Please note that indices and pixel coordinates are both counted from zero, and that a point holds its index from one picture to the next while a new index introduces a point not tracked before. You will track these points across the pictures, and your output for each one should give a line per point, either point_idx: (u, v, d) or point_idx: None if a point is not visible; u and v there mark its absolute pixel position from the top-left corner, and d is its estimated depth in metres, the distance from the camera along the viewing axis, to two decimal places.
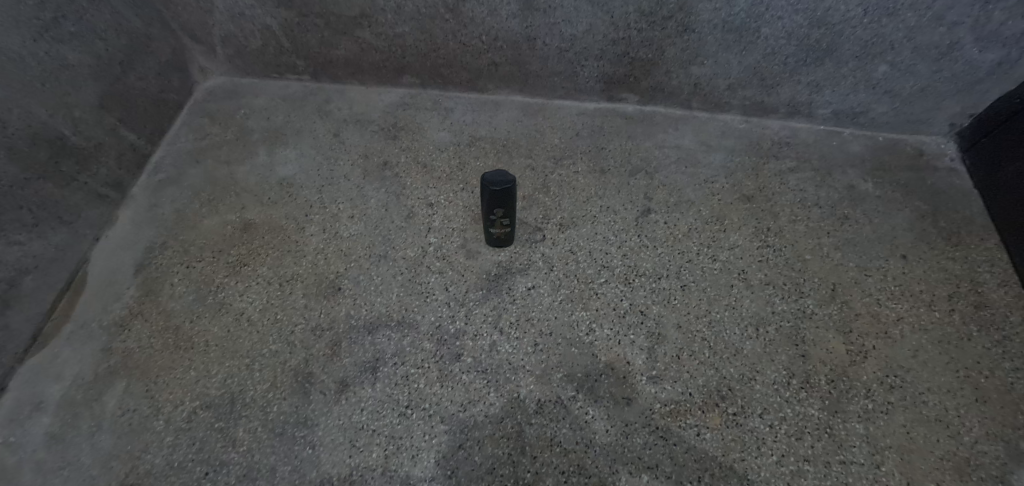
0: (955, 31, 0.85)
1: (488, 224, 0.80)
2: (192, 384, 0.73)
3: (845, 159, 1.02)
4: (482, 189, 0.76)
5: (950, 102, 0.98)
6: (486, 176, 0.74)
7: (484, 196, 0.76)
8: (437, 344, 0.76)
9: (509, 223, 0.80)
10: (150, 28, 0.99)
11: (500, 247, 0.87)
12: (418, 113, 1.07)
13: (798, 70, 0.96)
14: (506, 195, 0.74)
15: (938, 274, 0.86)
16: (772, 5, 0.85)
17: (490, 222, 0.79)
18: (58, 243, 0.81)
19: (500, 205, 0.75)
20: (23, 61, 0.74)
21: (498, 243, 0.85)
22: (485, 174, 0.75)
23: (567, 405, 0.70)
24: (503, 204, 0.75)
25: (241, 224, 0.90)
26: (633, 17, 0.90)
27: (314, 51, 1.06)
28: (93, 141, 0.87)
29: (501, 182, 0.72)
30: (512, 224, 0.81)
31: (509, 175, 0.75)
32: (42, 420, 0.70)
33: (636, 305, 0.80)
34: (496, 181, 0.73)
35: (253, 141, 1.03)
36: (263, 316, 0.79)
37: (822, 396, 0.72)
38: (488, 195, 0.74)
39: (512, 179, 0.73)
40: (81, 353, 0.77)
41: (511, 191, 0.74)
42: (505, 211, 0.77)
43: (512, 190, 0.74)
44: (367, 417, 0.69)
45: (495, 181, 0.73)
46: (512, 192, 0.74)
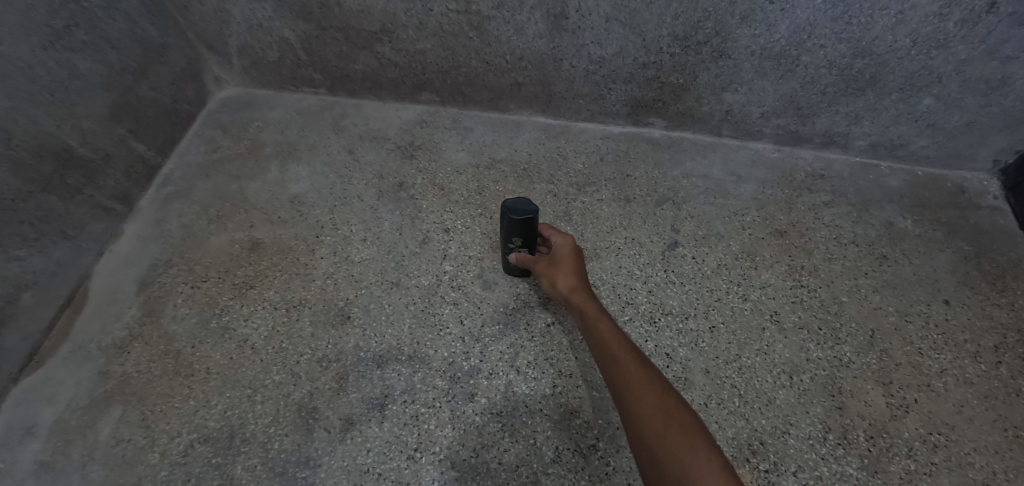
0: (1008, 66, 0.81)
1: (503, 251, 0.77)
2: (190, 415, 0.69)
3: (883, 194, 0.97)
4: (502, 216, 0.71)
5: (997, 137, 0.93)
6: (507, 204, 0.69)
7: (503, 221, 0.71)
8: (449, 382, 0.71)
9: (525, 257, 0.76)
10: (165, 37, 0.96)
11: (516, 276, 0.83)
12: (436, 132, 1.04)
13: (837, 100, 0.91)
14: (526, 227, 0.69)
15: (984, 323, 0.81)
16: (815, 33, 0.81)
17: (508, 249, 0.75)
18: (59, 258, 0.79)
19: (518, 235, 0.71)
20: (31, 70, 0.72)
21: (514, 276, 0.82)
22: (510, 198, 0.71)
23: (588, 454, 0.65)
24: (522, 234, 0.71)
25: (249, 243, 0.87)
26: (665, 41, 0.86)
27: (332, 65, 1.03)
28: (100, 152, 0.84)
29: (521, 212, 0.67)
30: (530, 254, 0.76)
31: (532, 205, 0.70)
32: (32, 447, 0.67)
33: (661, 348, 0.76)
34: (517, 211, 0.68)
35: (266, 155, 0.99)
36: (268, 344, 0.75)
37: (861, 455, 0.67)
38: (506, 222, 0.70)
39: (535, 211, 0.68)
40: (78, 375, 0.74)
41: (532, 223, 0.69)
42: (523, 242, 0.72)
43: (533, 221, 0.69)
44: (373, 459, 0.65)
45: (518, 208, 0.69)
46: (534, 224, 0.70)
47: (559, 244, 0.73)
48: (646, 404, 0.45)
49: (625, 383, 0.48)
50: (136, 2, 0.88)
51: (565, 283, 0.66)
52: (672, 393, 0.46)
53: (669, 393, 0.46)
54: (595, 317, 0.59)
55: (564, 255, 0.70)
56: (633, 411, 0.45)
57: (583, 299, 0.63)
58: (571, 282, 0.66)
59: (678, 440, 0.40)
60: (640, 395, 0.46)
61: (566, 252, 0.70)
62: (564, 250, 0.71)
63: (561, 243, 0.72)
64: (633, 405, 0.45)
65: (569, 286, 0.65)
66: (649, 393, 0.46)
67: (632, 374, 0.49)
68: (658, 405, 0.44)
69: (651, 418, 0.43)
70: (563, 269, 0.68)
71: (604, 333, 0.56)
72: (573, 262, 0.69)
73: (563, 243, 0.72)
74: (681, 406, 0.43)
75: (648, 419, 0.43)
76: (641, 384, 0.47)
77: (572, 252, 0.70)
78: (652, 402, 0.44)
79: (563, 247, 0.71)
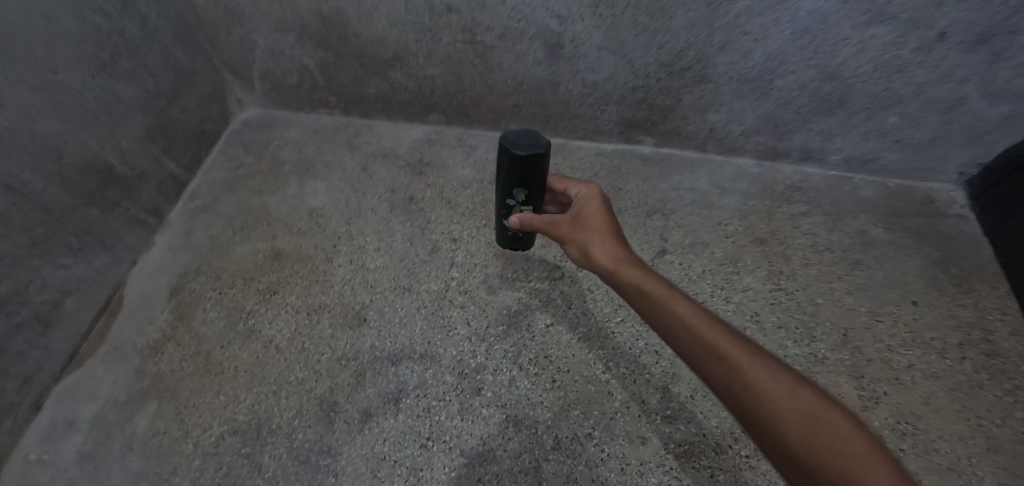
0: (962, 87, 0.89)
1: (500, 198, 0.75)
2: (220, 409, 0.76)
3: (857, 204, 1.05)
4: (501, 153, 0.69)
5: (959, 152, 1.01)
6: (506, 139, 0.66)
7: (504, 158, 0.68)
8: (458, 377, 0.78)
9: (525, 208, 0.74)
10: (195, 64, 1.05)
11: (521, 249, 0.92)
12: (443, 149, 1.12)
13: (811, 119, 1.00)
14: (529, 166, 0.65)
15: (949, 321, 0.88)
16: (785, 60, 0.90)
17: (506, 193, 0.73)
18: (98, 267, 0.86)
19: (519, 174, 0.67)
20: (81, 97, 0.80)
21: (509, 238, 0.87)
22: (514, 130, 0.67)
23: (584, 441, 0.73)
24: (522, 175, 0.67)
25: (272, 252, 0.94)
26: (652, 67, 0.95)
27: (347, 88, 1.11)
28: (136, 169, 0.92)
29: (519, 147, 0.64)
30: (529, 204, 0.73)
31: (529, 145, 0.65)
32: (75, 439, 0.75)
33: (651, 346, 0.83)
34: (513, 147, 0.65)
35: (285, 172, 1.07)
36: (291, 344, 0.82)
37: None
38: (507, 157, 0.67)
39: (541, 151, 0.64)
40: (114, 374, 0.80)
41: (534, 161, 0.65)
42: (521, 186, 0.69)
43: (522, 163, 0.65)
44: (389, 448, 0.71)
45: (523, 142, 0.65)
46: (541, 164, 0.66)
47: (590, 208, 0.66)
48: (788, 419, 0.38)
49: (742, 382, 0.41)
50: (170, 33, 0.97)
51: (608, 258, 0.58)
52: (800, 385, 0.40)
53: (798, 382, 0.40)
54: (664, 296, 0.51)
55: (600, 226, 0.63)
56: (770, 420, 0.39)
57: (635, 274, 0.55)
58: (614, 254, 0.58)
59: (850, 456, 0.34)
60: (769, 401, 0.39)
61: (600, 219, 0.64)
62: (600, 220, 0.64)
63: (594, 208, 0.65)
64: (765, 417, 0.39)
65: (614, 261, 0.57)
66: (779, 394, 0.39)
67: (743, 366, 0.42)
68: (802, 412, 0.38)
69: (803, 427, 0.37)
70: (604, 241, 0.60)
71: (683, 316, 0.48)
72: (610, 230, 0.62)
73: (595, 208, 0.66)
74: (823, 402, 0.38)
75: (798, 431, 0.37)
76: (768, 386, 0.40)
77: (605, 218, 0.64)
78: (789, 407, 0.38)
79: (596, 214, 0.64)
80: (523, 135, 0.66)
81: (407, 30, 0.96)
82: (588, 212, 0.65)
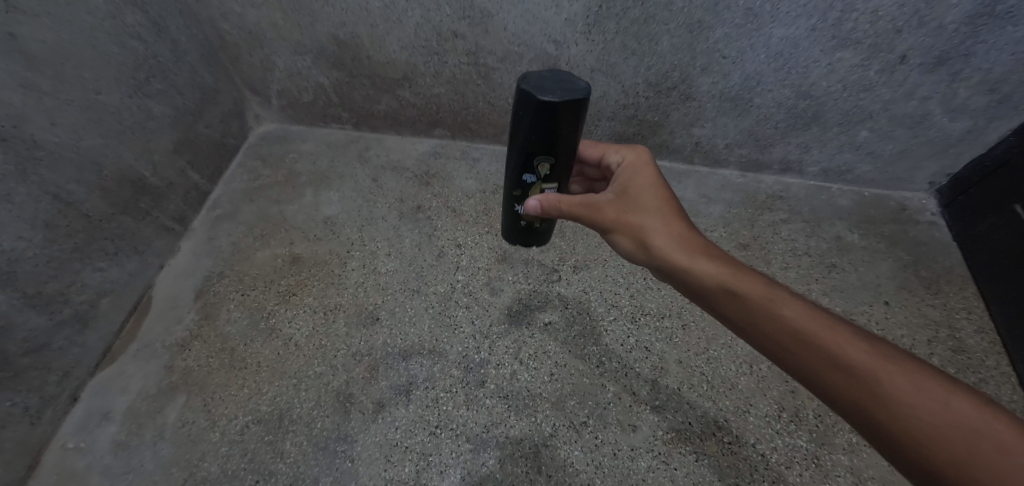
0: (926, 104, 0.97)
1: (517, 164, 0.69)
2: (245, 400, 0.83)
3: (834, 212, 1.13)
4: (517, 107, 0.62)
5: (928, 163, 1.09)
6: (523, 87, 0.60)
7: (522, 112, 0.61)
8: (463, 371, 0.86)
9: (547, 174, 0.70)
10: (218, 82, 1.13)
11: (526, 241, 0.92)
12: (448, 162, 1.20)
13: (789, 133, 1.08)
14: (559, 113, 0.59)
15: (919, 320, 0.95)
16: (762, 80, 0.98)
17: (522, 156, 0.67)
18: (130, 270, 0.93)
19: (543, 129, 0.61)
20: (120, 115, 0.88)
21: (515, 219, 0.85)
22: (532, 71, 0.61)
23: (579, 429, 0.80)
24: (544, 129, 0.61)
25: (290, 257, 1.01)
26: (641, 87, 1.03)
27: (359, 105, 1.20)
28: (165, 181, 0.99)
29: (545, 94, 0.58)
30: (551, 165, 0.68)
31: (556, 93, 0.59)
32: (110, 428, 0.81)
33: (641, 342, 0.90)
34: (536, 95, 0.58)
35: (302, 183, 1.15)
36: (310, 342, 0.89)
37: (810, 430, 0.82)
38: (528, 110, 0.60)
39: (573, 94, 0.58)
40: (145, 369, 0.87)
41: (562, 111, 0.59)
42: (543, 145, 0.64)
43: (548, 113, 0.59)
44: (401, 435, 0.79)
45: (550, 85, 0.59)
46: (573, 111, 0.60)
47: (642, 190, 0.69)
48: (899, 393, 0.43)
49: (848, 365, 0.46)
50: (197, 55, 1.05)
51: (675, 247, 0.62)
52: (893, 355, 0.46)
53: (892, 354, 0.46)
54: (761, 294, 0.55)
55: (658, 209, 0.66)
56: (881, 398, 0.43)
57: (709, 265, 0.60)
58: (681, 244, 0.62)
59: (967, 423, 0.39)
60: (886, 386, 0.43)
61: (656, 202, 0.67)
62: (655, 205, 0.67)
63: (646, 190, 0.69)
64: (882, 406, 0.43)
65: (686, 254, 0.61)
66: (896, 378, 0.43)
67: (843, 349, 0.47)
68: (923, 397, 0.42)
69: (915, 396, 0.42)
70: (668, 228, 0.64)
71: (779, 311, 0.52)
72: (670, 215, 0.65)
73: (646, 190, 0.69)
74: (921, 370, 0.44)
75: (924, 418, 0.41)
76: (874, 367, 0.45)
77: (661, 200, 0.67)
78: (910, 390, 0.42)
79: (651, 194, 0.68)
80: (544, 76, 0.60)
81: (416, 53, 1.05)
82: (641, 195, 0.69)
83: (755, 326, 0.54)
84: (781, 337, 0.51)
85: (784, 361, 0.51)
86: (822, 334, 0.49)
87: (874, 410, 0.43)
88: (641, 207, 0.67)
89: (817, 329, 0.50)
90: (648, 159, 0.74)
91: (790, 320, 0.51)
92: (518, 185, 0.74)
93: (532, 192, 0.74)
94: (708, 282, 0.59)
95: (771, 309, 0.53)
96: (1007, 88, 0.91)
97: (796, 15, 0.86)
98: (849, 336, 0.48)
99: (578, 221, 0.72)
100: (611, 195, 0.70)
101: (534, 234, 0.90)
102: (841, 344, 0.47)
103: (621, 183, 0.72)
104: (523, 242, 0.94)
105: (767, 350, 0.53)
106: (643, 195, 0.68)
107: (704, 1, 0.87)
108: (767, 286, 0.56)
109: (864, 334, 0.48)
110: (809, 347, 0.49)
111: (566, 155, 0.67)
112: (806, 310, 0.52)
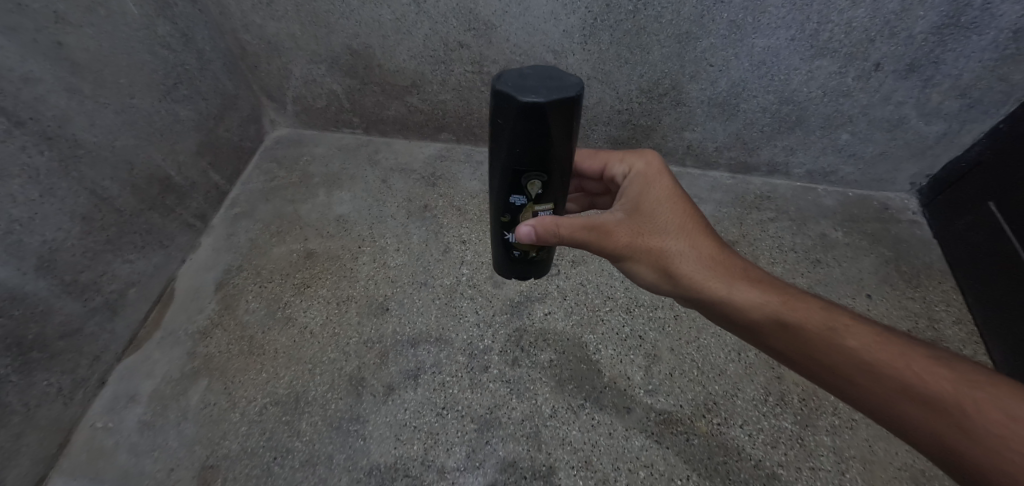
0: (902, 108, 1.03)
1: (504, 184, 0.64)
2: (264, 384, 0.88)
3: (819, 211, 1.19)
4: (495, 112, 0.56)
5: (907, 165, 1.15)
6: (499, 89, 0.53)
7: (503, 119, 0.55)
8: (468, 357, 0.91)
9: (538, 193, 0.65)
10: (237, 89, 1.20)
11: (524, 273, 0.87)
12: (453, 164, 1.27)
13: (774, 136, 1.14)
14: (546, 116, 0.53)
15: (900, 311, 1.00)
16: (747, 87, 1.05)
17: (506, 169, 0.61)
18: (156, 263, 0.99)
19: (526, 136, 0.55)
20: (151, 118, 0.95)
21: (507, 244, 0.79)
22: (511, 70, 0.55)
23: (577, 410, 0.85)
24: (527, 138, 0.55)
25: (305, 252, 1.07)
26: (634, 93, 1.10)
27: (369, 111, 1.27)
28: (189, 180, 1.06)
29: (524, 95, 0.52)
30: (541, 177, 0.62)
31: (537, 93, 0.52)
32: (136, 409, 0.86)
33: (635, 331, 0.96)
34: (515, 98, 0.52)
35: (315, 184, 1.21)
36: (324, 330, 0.95)
37: (794, 412, 0.86)
38: (508, 115, 0.54)
39: (560, 94, 0.52)
40: (169, 355, 0.92)
41: (548, 115, 0.53)
42: (528, 155, 0.58)
43: (529, 115, 0.53)
44: (410, 416, 0.84)
45: (533, 83, 0.53)
46: (562, 112, 0.53)
47: (656, 205, 0.68)
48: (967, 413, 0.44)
49: (912, 388, 0.48)
50: (219, 64, 1.13)
51: (711, 273, 0.63)
52: (950, 371, 0.48)
53: (949, 371, 0.48)
54: (820, 324, 0.56)
55: (677, 228, 0.66)
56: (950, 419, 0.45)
57: (750, 292, 0.61)
58: (717, 270, 0.63)
59: None
60: (969, 416, 0.44)
61: (673, 219, 0.66)
62: (674, 222, 0.66)
63: (661, 205, 0.68)
64: (954, 427, 0.45)
65: (724, 283, 0.62)
66: (983, 406, 0.44)
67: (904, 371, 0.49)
68: (1014, 424, 0.42)
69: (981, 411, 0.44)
70: (701, 253, 0.65)
71: (834, 338, 0.54)
72: (696, 235, 0.65)
73: (659, 204, 0.68)
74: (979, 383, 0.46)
75: (1015, 448, 0.41)
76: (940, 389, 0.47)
77: (680, 217, 0.66)
78: (998, 416, 0.43)
79: (666, 210, 0.67)
80: (525, 74, 0.55)
81: (424, 62, 1.12)
82: (656, 211, 0.67)
83: (814, 357, 0.55)
84: (846, 368, 0.53)
85: (852, 392, 0.53)
86: (891, 364, 0.50)
87: (960, 442, 0.44)
88: (661, 228, 0.66)
89: (885, 358, 0.51)
90: (659, 167, 0.72)
91: (855, 352, 0.53)
92: (507, 208, 0.69)
93: (523, 214, 0.69)
94: (754, 314, 0.60)
95: (832, 342, 0.54)
96: (977, 93, 0.97)
97: (776, 27, 0.94)
98: (906, 358, 0.50)
99: (579, 245, 0.68)
100: (619, 215, 0.68)
101: (532, 264, 0.85)
102: (904, 368, 0.49)
103: (631, 199, 0.70)
104: (521, 274, 0.89)
105: (828, 378, 0.55)
106: (658, 213, 0.67)
107: (691, 14, 0.94)
108: (825, 314, 0.57)
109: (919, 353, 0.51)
110: (881, 379, 0.50)
111: (556, 168, 0.61)
112: (871, 339, 0.53)
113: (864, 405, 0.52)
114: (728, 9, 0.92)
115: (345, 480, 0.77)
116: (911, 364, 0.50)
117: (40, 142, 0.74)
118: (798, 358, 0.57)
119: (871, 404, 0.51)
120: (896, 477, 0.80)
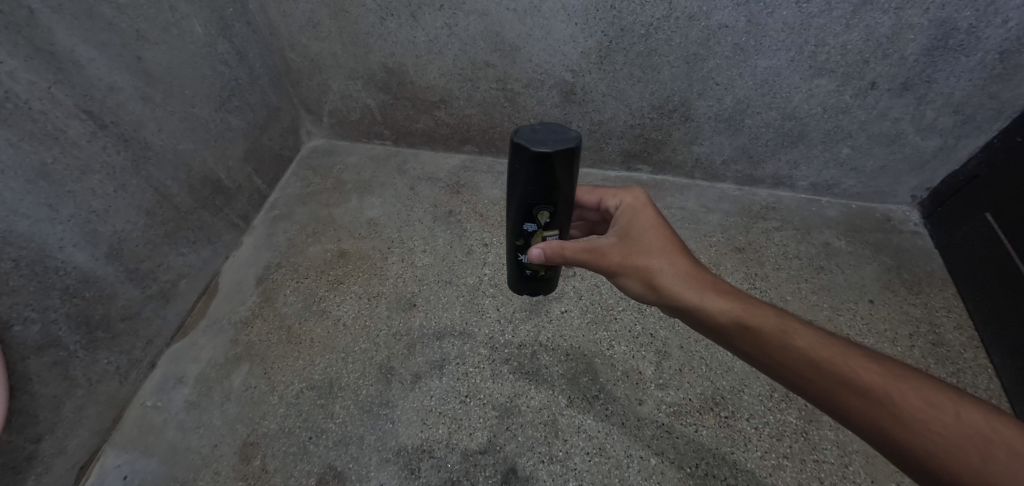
0: (898, 124, 1.10)
1: (517, 214, 0.71)
2: (300, 370, 0.95)
3: (823, 221, 1.24)
4: (513, 159, 0.63)
5: (907, 178, 1.21)
6: (516, 141, 0.61)
7: (518, 165, 0.62)
8: (490, 350, 0.98)
9: (547, 222, 0.71)
10: (279, 102, 1.31)
11: (534, 293, 0.97)
12: (476, 174, 1.35)
13: (778, 150, 1.21)
14: (553, 164, 0.60)
15: (901, 316, 1.05)
16: (751, 104, 1.13)
17: (521, 204, 0.69)
18: (204, 258, 1.08)
19: (538, 178, 0.63)
20: (208, 125, 1.05)
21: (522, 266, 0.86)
22: (524, 126, 0.63)
23: (591, 400, 0.90)
24: (539, 179, 0.63)
25: (338, 251, 1.16)
26: (647, 109, 1.19)
27: (399, 123, 1.37)
28: (236, 183, 1.16)
29: (540, 148, 0.59)
30: (552, 212, 0.69)
31: (547, 145, 0.60)
32: (183, 390, 0.93)
33: (646, 328, 1.02)
34: (530, 150, 0.59)
35: (347, 190, 1.31)
36: (356, 322, 1.02)
37: (799, 408, 0.90)
38: (523, 162, 0.61)
39: (566, 145, 0.60)
40: (214, 342, 1.00)
41: (558, 161, 0.60)
42: (539, 192, 0.65)
43: (543, 163, 0.60)
44: (436, 402, 0.90)
45: (542, 137, 0.60)
46: (567, 161, 0.61)
47: (640, 226, 0.70)
48: (910, 411, 0.46)
49: (867, 390, 0.48)
50: (265, 79, 1.24)
51: (686, 284, 0.64)
52: (900, 373, 0.49)
53: (900, 374, 0.49)
54: (774, 327, 0.57)
55: (659, 245, 0.67)
56: (897, 419, 0.46)
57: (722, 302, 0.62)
58: (694, 282, 0.64)
59: (973, 431, 0.42)
60: (915, 415, 0.45)
61: (654, 237, 0.68)
62: (655, 241, 0.68)
63: (645, 226, 0.70)
64: (902, 426, 0.45)
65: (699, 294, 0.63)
66: (908, 397, 0.46)
67: (860, 374, 0.50)
68: (936, 412, 0.45)
69: (925, 410, 0.45)
70: (679, 267, 0.65)
71: (798, 345, 0.54)
72: (673, 251, 0.67)
73: (645, 225, 0.70)
74: (926, 385, 0.47)
75: (943, 436, 0.43)
76: (891, 390, 0.47)
77: (661, 236, 0.68)
78: (938, 415, 0.44)
79: (650, 230, 0.69)
80: (536, 129, 0.62)
81: (452, 80, 1.22)
82: (639, 232, 0.70)
83: (779, 363, 0.55)
84: (800, 370, 0.53)
85: (812, 396, 0.53)
86: (848, 367, 0.50)
87: (899, 433, 0.45)
88: (642, 244, 0.68)
89: (845, 362, 0.51)
90: (646, 201, 0.74)
91: (815, 356, 0.53)
92: (521, 233, 0.76)
93: (534, 240, 0.76)
94: (725, 322, 0.60)
95: (791, 346, 0.55)
96: (969, 110, 1.03)
97: (777, 49, 1.02)
98: (865, 362, 0.51)
99: (576, 263, 0.71)
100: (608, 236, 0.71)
101: (542, 282, 0.93)
102: (862, 372, 0.50)
103: (620, 223, 0.73)
104: (531, 291, 0.97)
105: (793, 383, 0.54)
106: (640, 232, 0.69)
107: (698, 38, 1.03)
108: (778, 318, 0.58)
109: (876, 358, 0.51)
110: (839, 382, 0.50)
111: (562, 203, 0.68)
112: (831, 345, 0.53)
113: (820, 403, 0.52)
114: (732, 33, 1.01)
115: (375, 459, 0.83)
116: (869, 367, 0.50)
117: (118, 142, 0.84)
118: (765, 365, 0.57)
119: (826, 403, 0.51)
120: (899, 470, 0.83)
